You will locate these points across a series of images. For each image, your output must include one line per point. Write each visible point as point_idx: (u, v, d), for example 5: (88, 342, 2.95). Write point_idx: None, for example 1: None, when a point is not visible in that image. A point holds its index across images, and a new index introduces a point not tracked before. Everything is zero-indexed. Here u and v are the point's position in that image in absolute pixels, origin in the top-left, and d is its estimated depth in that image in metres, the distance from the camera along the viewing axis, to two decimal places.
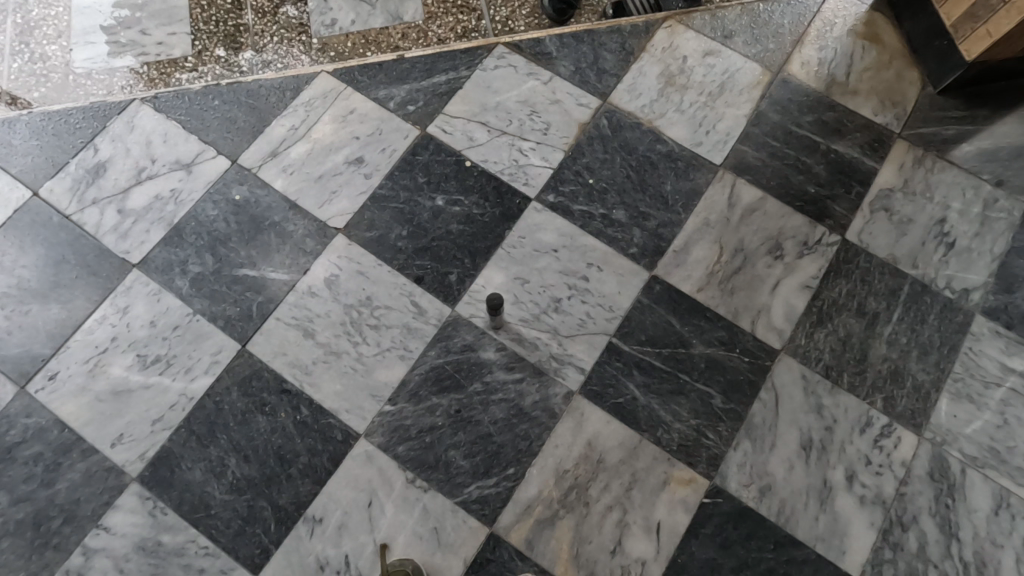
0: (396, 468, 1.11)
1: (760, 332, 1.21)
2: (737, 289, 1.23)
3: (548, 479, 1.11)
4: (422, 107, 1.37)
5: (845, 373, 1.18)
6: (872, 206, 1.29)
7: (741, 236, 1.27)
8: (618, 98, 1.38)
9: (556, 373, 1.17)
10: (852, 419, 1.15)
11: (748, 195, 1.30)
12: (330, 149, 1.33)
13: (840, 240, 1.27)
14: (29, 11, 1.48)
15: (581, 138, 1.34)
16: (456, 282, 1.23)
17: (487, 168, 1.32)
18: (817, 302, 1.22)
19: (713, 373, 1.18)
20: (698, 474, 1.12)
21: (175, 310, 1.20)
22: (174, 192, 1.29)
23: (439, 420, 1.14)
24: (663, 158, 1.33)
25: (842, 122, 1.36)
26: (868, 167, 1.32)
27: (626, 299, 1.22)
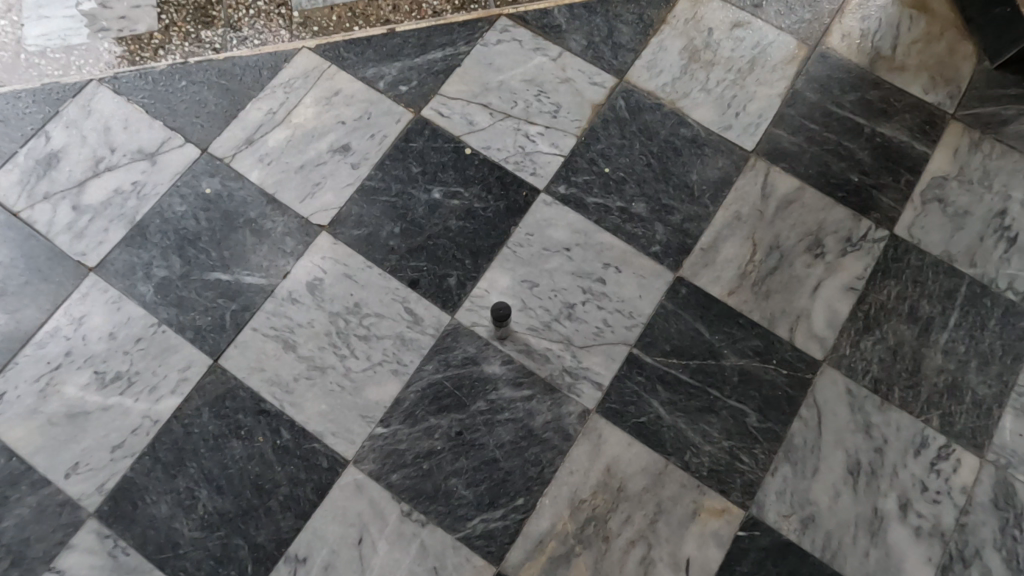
0: (390, 500, 0.98)
1: (799, 341, 1.07)
2: (773, 292, 1.09)
3: (561, 511, 0.98)
4: (415, 87, 1.22)
5: (896, 387, 1.05)
6: (924, 196, 1.14)
7: (776, 231, 1.13)
8: (636, 76, 1.22)
9: (570, 389, 1.04)
10: (905, 439, 1.02)
11: (784, 185, 1.15)
12: (313, 136, 1.18)
13: (888, 235, 1.12)
14: None
15: (595, 121, 1.19)
16: (455, 285, 1.09)
17: (489, 156, 1.17)
18: (863, 306, 1.09)
19: (747, 388, 1.04)
20: (731, 503, 0.99)
21: (137, 320, 1.06)
22: (136, 186, 1.14)
23: (437, 444, 1.01)
24: (688, 144, 1.18)
25: (888, 101, 1.20)
26: (919, 152, 1.17)
27: (648, 304, 1.08)
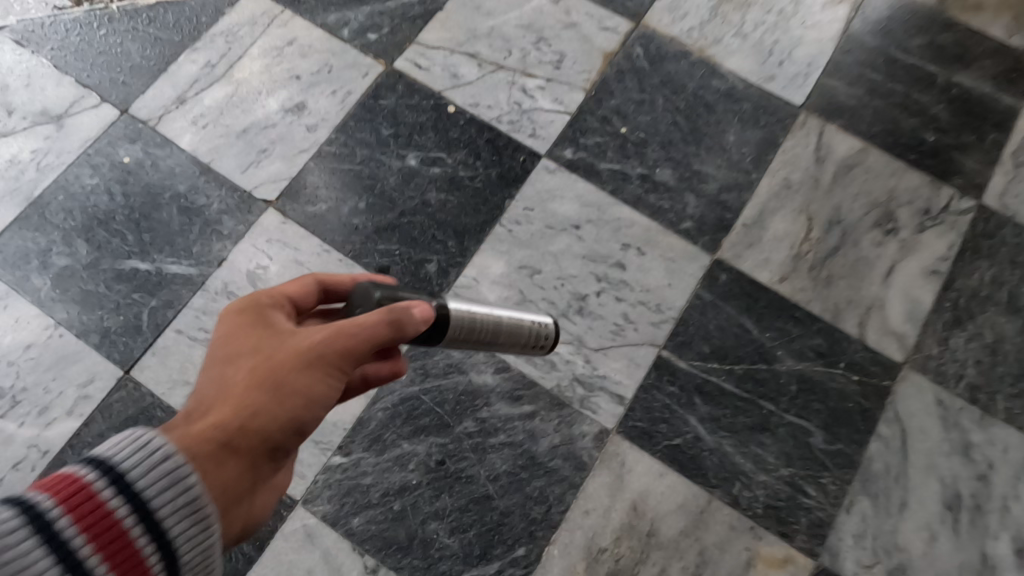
0: (350, 551, 0.75)
1: (872, 338, 0.84)
2: (837, 277, 0.87)
3: (575, 563, 0.75)
4: (387, 35, 1.00)
5: (998, 396, 0.82)
6: (1014, 159, 0.93)
7: (836, 202, 0.90)
8: (655, 19, 1.00)
9: (582, 404, 0.81)
10: (1013, 464, 0.79)
11: (843, 146, 0.93)
12: (260, 94, 0.96)
13: (975, 205, 0.90)
14: None
15: (607, 71, 0.97)
16: (435, 273, 0.86)
17: (478, 115, 0.94)
18: (950, 293, 0.86)
19: (810, 400, 0.81)
20: (795, 550, 0.76)
21: (29, 321, 0.83)
22: (37, 155, 0.92)
23: (413, 477, 0.78)
24: (722, 98, 0.96)
25: (964, 45, 0.99)
26: (1004, 106, 0.96)
27: (679, 294, 0.86)
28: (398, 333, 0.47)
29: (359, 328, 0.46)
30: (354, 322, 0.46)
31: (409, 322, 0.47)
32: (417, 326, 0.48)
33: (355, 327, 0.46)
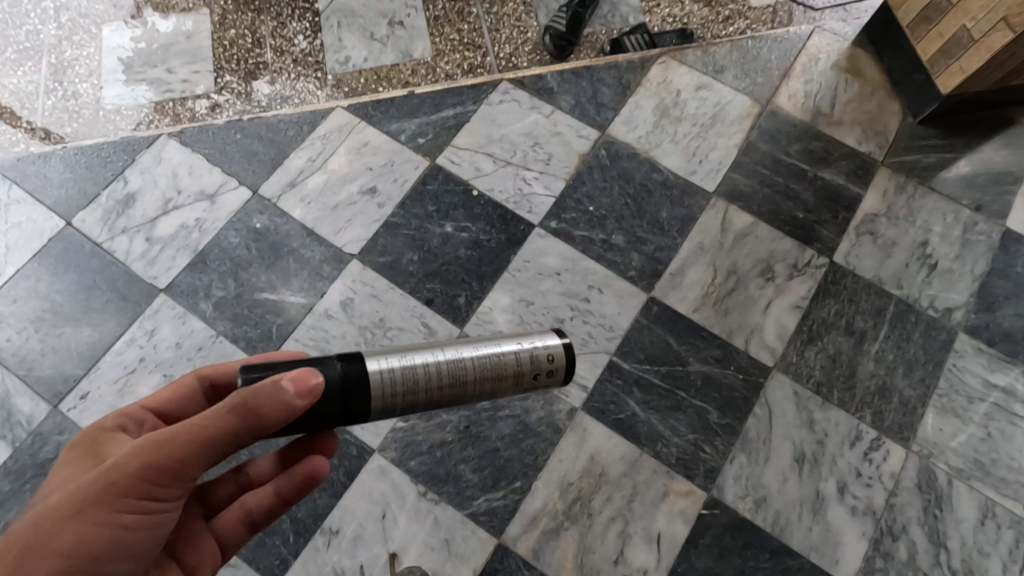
0: (408, 481, 1.17)
1: (753, 350, 1.27)
2: (731, 309, 1.30)
3: (553, 492, 1.17)
4: (431, 139, 1.46)
5: (835, 389, 1.24)
6: (857, 230, 1.37)
7: (733, 259, 1.34)
8: (615, 130, 1.46)
9: (560, 391, 1.23)
10: (842, 433, 1.21)
11: (740, 220, 1.37)
12: (346, 180, 1.42)
13: (828, 262, 1.34)
14: (63, 52, 1.61)
15: (581, 168, 1.42)
16: (464, 304, 1.30)
17: (492, 196, 1.40)
18: (806, 321, 1.29)
19: (709, 390, 1.24)
20: (696, 486, 1.17)
21: (199, 332, 1.27)
22: (199, 221, 1.37)
23: (449, 436, 1.20)
24: (659, 186, 1.41)
25: (827, 151, 1.45)
26: (853, 193, 1.40)
27: (625, 319, 1.29)
28: (242, 410, 0.61)
29: (208, 420, 0.61)
30: (205, 420, 0.61)
31: (280, 395, 0.61)
32: (273, 410, 0.61)
33: (198, 423, 0.61)
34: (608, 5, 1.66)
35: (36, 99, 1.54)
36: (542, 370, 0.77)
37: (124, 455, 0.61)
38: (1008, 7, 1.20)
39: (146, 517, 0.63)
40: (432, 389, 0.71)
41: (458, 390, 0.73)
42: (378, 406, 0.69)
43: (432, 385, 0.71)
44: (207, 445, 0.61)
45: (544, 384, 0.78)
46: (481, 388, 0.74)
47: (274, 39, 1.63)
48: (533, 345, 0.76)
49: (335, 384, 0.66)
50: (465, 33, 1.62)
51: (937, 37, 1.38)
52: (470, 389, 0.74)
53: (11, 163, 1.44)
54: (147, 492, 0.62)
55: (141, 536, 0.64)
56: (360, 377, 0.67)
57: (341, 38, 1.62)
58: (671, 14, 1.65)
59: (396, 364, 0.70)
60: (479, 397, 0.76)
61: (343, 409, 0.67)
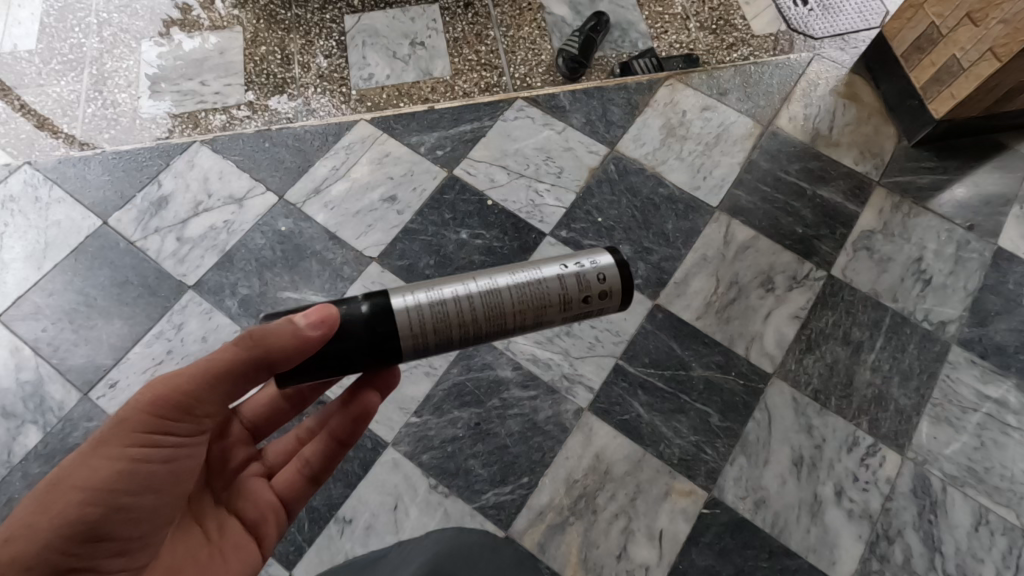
0: (419, 474, 1.22)
1: (754, 357, 1.32)
2: (733, 317, 1.36)
3: (559, 488, 1.21)
4: (449, 152, 1.54)
5: (833, 396, 1.29)
6: (854, 245, 1.43)
7: (735, 270, 1.40)
8: (624, 146, 1.54)
9: (567, 391, 1.29)
10: (840, 439, 1.25)
11: (742, 234, 1.44)
12: (367, 188, 1.49)
13: (826, 275, 1.40)
14: (104, 65, 1.71)
15: (591, 181, 1.50)
16: None
17: (506, 206, 1.47)
18: (805, 331, 1.34)
19: (711, 394, 1.29)
20: (697, 486, 1.21)
21: (224, 327, 1.34)
22: (228, 223, 1.45)
23: (460, 431, 1.25)
24: (665, 200, 1.48)
25: (826, 170, 1.52)
26: (850, 210, 1.47)
27: (631, 325, 1.35)
28: (249, 343, 0.70)
29: (223, 352, 0.71)
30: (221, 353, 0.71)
31: (291, 325, 0.69)
32: (281, 337, 0.69)
33: (217, 354, 0.71)
34: (619, 31, 1.76)
35: (77, 107, 1.64)
36: (589, 290, 0.79)
37: (146, 386, 0.71)
38: (995, 38, 1.28)
39: (172, 441, 0.73)
40: (475, 314, 0.76)
41: (504, 316, 0.77)
42: (426, 332, 0.74)
43: (473, 312, 0.75)
44: (224, 373, 0.71)
45: (592, 306, 0.80)
46: (526, 313, 0.77)
47: (303, 56, 1.72)
48: (577, 266, 0.79)
49: (358, 324, 0.72)
50: (483, 54, 1.72)
51: (930, 65, 1.47)
52: (513, 313, 0.77)
53: (52, 165, 1.53)
54: (168, 417, 0.71)
55: (170, 463, 0.73)
56: (384, 312, 0.72)
57: (366, 56, 1.72)
58: (678, 40, 1.75)
59: (433, 294, 0.75)
60: (527, 321, 0.79)
61: (369, 346, 0.72)
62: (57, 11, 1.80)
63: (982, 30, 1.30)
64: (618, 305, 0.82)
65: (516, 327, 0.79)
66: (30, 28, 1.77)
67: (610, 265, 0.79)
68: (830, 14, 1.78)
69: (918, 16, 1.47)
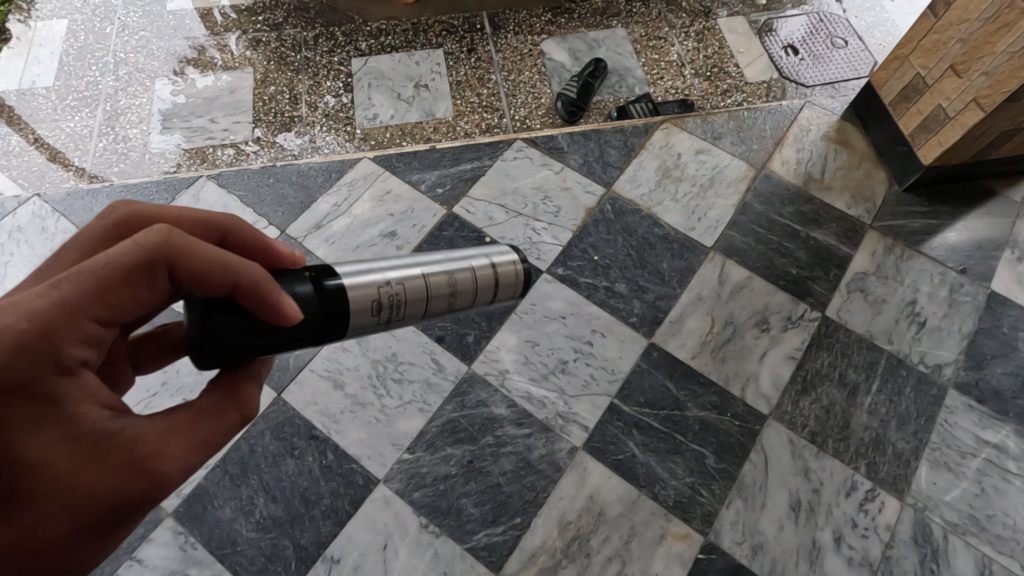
0: (410, 513, 1.20)
1: (749, 398, 1.31)
2: (728, 357, 1.36)
3: (551, 529, 1.19)
4: (449, 190, 1.57)
5: (830, 439, 1.28)
6: (848, 287, 1.44)
7: (730, 310, 1.41)
8: (620, 187, 1.58)
9: (561, 429, 1.28)
10: (837, 483, 1.23)
11: (737, 274, 1.45)
12: (368, 224, 1.52)
13: (820, 316, 1.41)
14: (118, 102, 1.77)
15: (588, 220, 1.52)
16: (473, 342, 1.37)
17: (504, 243, 1.49)
18: (801, 372, 1.34)
19: (706, 435, 1.28)
20: (693, 529, 1.19)
21: None
22: None
23: (452, 469, 1.24)
24: (661, 240, 1.50)
25: (819, 213, 1.55)
26: (844, 252, 1.49)
27: (626, 363, 1.35)
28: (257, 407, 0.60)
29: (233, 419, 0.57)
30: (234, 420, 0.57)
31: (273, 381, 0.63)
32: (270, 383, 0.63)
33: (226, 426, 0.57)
34: (616, 77, 1.83)
35: (89, 142, 1.69)
36: (495, 281, 0.77)
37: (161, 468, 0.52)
38: (978, 90, 1.32)
39: None
40: (405, 298, 0.67)
41: (431, 301, 0.70)
42: (353, 319, 0.62)
43: (400, 296, 0.67)
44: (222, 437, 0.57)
45: (500, 295, 0.81)
46: (446, 298, 0.72)
47: (310, 95, 1.78)
48: (488, 255, 0.77)
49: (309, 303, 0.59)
50: (485, 96, 1.78)
51: (916, 113, 1.51)
52: (439, 299, 0.71)
53: (60, 197, 1.57)
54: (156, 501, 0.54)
55: None
56: (331, 295, 0.60)
57: (371, 97, 1.78)
58: (673, 86, 1.81)
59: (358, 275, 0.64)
60: (446, 308, 0.74)
61: (317, 333, 0.60)
62: (76, 51, 1.87)
63: (965, 82, 1.35)
64: (514, 297, 0.83)
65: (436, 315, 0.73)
66: (49, 66, 1.84)
67: (512, 254, 0.80)
68: (820, 64, 1.85)
69: (904, 66, 1.52)
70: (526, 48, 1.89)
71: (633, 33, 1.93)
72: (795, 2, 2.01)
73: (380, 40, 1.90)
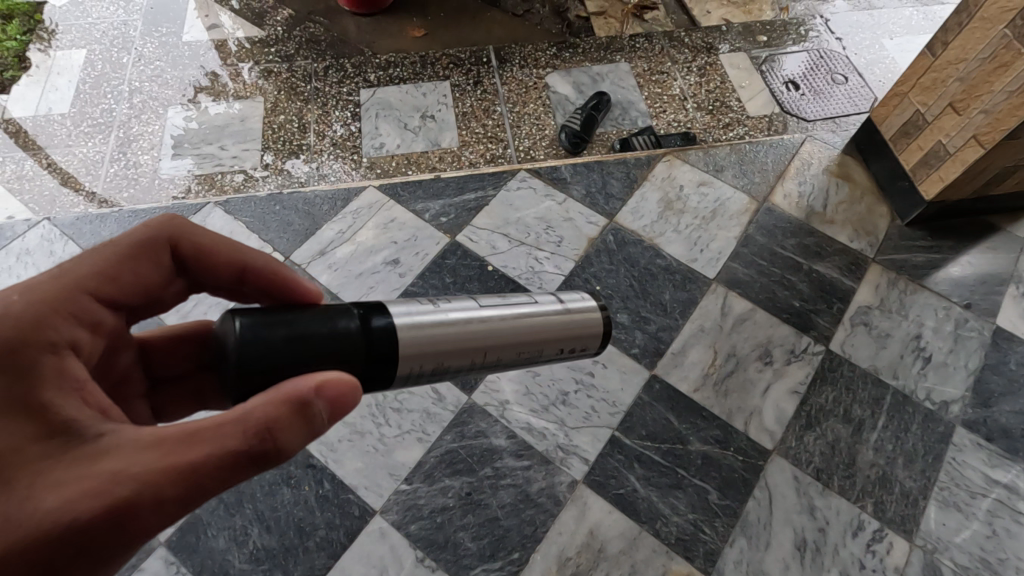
0: (406, 545, 1.17)
1: (753, 432, 1.30)
2: (731, 391, 1.34)
3: (550, 565, 1.16)
4: (452, 219, 1.59)
5: (836, 476, 1.25)
6: (852, 321, 1.43)
7: (733, 342, 1.40)
8: (622, 218, 1.59)
9: (561, 462, 1.26)
10: (844, 522, 1.21)
11: (739, 306, 1.45)
12: (371, 251, 1.53)
13: (824, 349, 1.40)
14: (131, 128, 1.81)
15: (590, 251, 1.53)
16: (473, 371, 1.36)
17: (506, 272, 1.50)
18: (805, 406, 1.32)
19: (709, 470, 1.25)
20: (695, 568, 1.16)
21: None
22: None
23: (450, 501, 1.22)
24: (663, 271, 1.50)
25: (821, 246, 1.55)
26: (847, 286, 1.49)
27: (628, 395, 1.33)
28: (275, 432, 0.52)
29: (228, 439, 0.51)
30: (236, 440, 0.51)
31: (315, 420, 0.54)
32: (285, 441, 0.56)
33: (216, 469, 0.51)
34: (620, 109, 1.86)
35: (101, 167, 1.72)
36: (571, 337, 0.73)
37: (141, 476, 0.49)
38: (977, 127, 1.33)
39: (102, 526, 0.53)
40: (475, 348, 0.65)
41: (498, 352, 0.68)
42: (417, 359, 0.61)
43: (470, 343, 0.65)
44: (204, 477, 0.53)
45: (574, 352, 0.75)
46: (515, 352, 0.69)
47: (318, 124, 1.82)
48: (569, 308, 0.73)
49: (352, 337, 0.57)
50: (490, 127, 1.81)
51: (917, 149, 1.52)
52: (508, 350, 0.68)
53: (69, 221, 1.59)
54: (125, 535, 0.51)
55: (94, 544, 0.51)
56: (378, 334, 0.58)
57: (378, 127, 1.81)
58: (676, 119, 1.83)
59: (431, 315, 0.62)
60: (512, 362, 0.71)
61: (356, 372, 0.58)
62: (93, 79, 1.92)
63: (964, 119, 1.36)
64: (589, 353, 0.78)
65: (501, 365, 0.70)
66: (66, 94, 1.89)
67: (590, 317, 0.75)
68: (820, 99, 1.88)
69: (904, 103, 1.53)
70: (532, 81, 1.93)
71: (636, 68, 1.96)
72: (796, 39, 2.05)
73: (389, 72, 1.94)
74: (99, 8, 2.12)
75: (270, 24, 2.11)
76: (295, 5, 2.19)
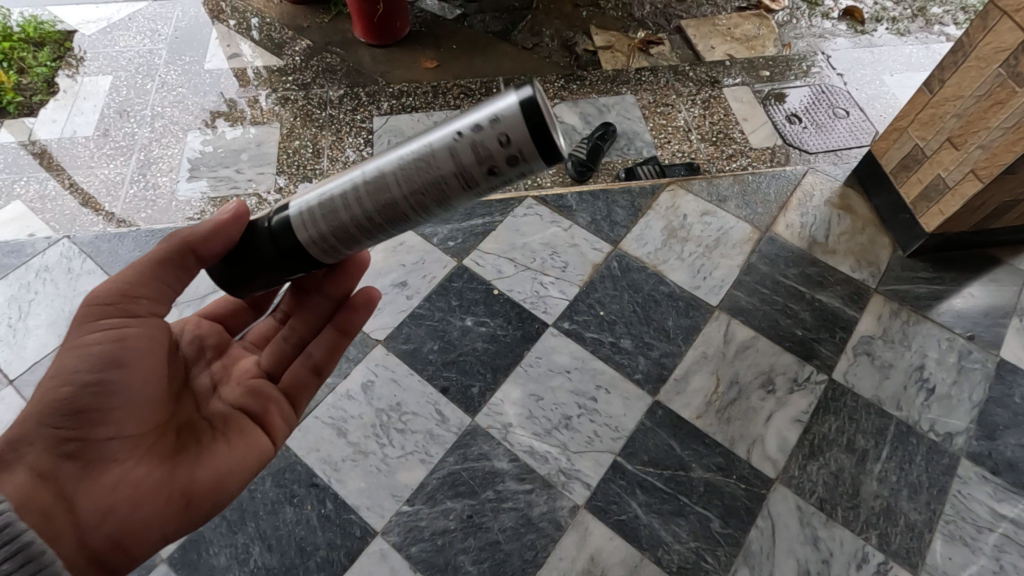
0: (406, 568, 1.17)
1: (755, 460, 1.29)
2: (733, 418, 1.35)
3: None
4: (460, 243, 1.62)
5: (839, 507, 1.24)
6: (855, 350, 1.44)
7: (736, 370, 1.41)
8: (627, 245, 1.62)
9: (563, 486, 1.26)
10: (848, 554, 1.19)
11: (742, 334, 1.46)
12: (379, 273, 1.56)
13: (827, 379, 1.40)
14: (151, 151, 1.87)
15: (594, 276, 1.56)
16: (477, 394, 1.37)
17: (511, 296, 1.52)
18: (808, 435, 1.32)
19: (711, 497, 1.25)
20: None
21: None
22: None
23: (451, 523, 1.22)
24: (666, 297, 1.52)
25: (824, 275, 1.57)
26: (849, 315, 1.50)
27: (631, 420, 1.34)
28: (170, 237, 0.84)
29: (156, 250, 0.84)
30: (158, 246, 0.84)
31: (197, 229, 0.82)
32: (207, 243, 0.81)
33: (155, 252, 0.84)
34: (625, 140, 1.90)
35: (121, 188, 1.78)
36: (482, 166, 0.61)
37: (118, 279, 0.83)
38: (975, 161, 1.36)
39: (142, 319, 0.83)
40: (375, 208, 0.69)
41: (400, 207, 0.68)
42: (326, 227, 0.71)
43: (356, 204, 0.69)
44: (169, 270, 0.84)
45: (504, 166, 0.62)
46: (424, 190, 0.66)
47: (332, 150, 1.87)
48: (467, 130, 0.61)
49: (263, 233, 0.76)
50: None
51: (916, 182, 1.55)
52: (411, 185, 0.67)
53: (88, 239, 1.64)
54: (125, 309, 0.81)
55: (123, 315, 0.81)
56: (282, 221, 0.75)
57: None
58: (680, 149, 1.88)
59: (323, 189, 0.72)
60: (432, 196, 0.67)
61: (279, 251, 0.75)
62: (117, 104, 2.00)
63: (962, 154, 1.39)
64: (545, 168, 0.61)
65: (430, 210, 0.68)
66: (91, 117, 1.96)
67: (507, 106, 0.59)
68: (822, 132, 1.92)
69: (903, 137, 1.57)
70: None
71: (642, 100, 2.02)
72: (798, 74, 2.11)
73: (401, 101, 2.01)
74: (126, 37, 2.22)
75: (288, 53, 2.19)
76: (313, 36, 2.28)
